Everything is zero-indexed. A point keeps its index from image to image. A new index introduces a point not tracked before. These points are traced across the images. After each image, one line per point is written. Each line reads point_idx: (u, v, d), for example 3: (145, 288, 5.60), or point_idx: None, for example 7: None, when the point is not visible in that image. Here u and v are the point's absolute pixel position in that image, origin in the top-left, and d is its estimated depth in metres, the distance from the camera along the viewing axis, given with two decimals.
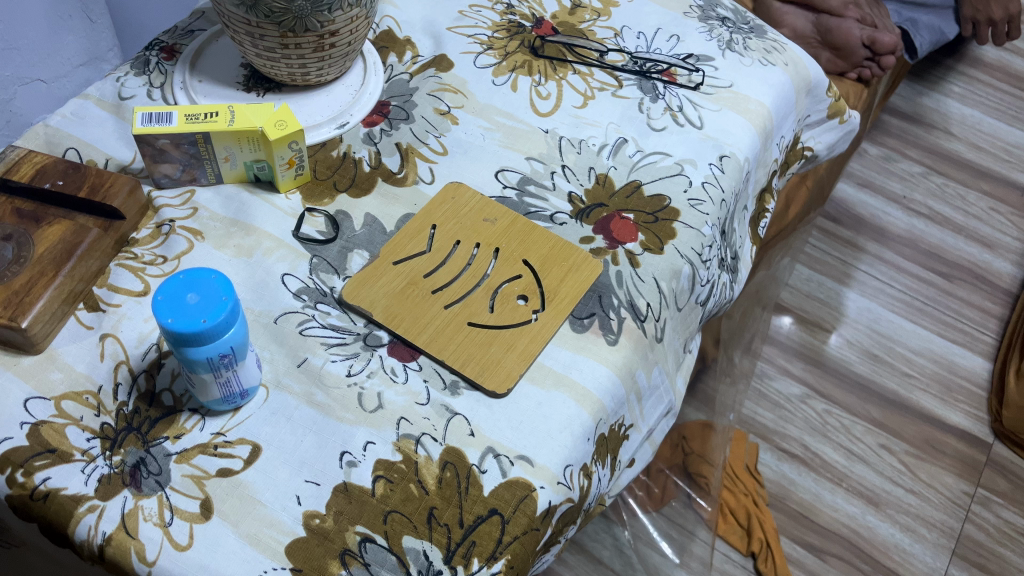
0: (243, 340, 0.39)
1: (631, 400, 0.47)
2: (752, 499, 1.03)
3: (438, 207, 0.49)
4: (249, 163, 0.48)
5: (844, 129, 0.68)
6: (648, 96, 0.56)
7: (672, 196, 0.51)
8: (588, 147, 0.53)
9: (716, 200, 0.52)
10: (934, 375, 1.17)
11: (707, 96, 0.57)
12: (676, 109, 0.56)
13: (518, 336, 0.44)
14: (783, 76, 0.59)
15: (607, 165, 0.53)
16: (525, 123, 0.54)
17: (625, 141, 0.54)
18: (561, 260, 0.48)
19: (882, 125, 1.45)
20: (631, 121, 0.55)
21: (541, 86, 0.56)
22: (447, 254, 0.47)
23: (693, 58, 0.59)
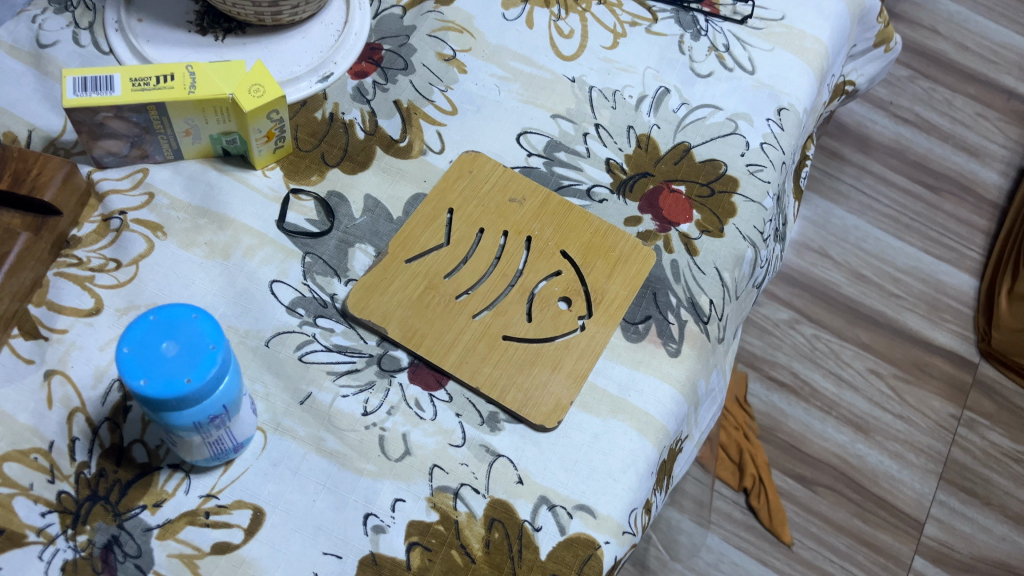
0: (237, 393, 0.31)
1: (690, 412, 0.40)
2: (743, 433, 0.85)
3: (452, 185, 0.40)
4: (216, 135, 0.38)
5: (889, 59, 0.60)
6: (688, 33, 0.47)
7: (727, 161, 0.43)
8: (624, 100, 0.45)
9: (777, 163, 0.44)
10: (920, 291, 0.93)
11: (757, 32, 0.48)
12: (723, 48, 0.47)
13: (567, 351, 0.37)
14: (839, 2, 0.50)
15: (648, 123, 0.44)
16: (547, 71, 0.45)
17: (667, 92, 0.45)
18: (606, 251, 0.40)
19: None
20: (672, 66, 0.46)
21: (561, 21, 0.47)
22: (469, 246, 0.39)
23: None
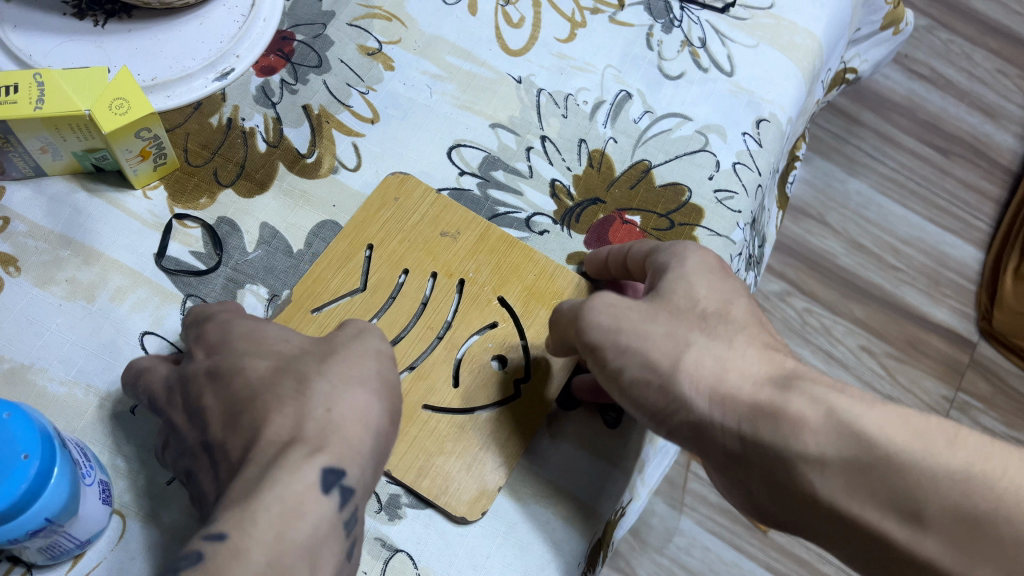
0: (65, 496, 0.25)
1: (635, 481, 0.35)
2: None
3: (374, 211, 0.34)
4: (81, 153, 0.32)
5: (897, 40, 0.53)
6: (658, 23, 0.41)
7: (693, 185, 0.37)
8: (578, 106, 0.38)
9: (752, 188, 0.38)
10: (923, 266, 0.78)
11: (739, 23, 0.41)
12: (698, 43, 0.40)
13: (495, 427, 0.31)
14: None
15: (603, 135, 0.38)
16: (489, 68, 0.39)
17: (628, 97, 0.39)
18: (551, 297, 0.34)
19: None
20: (636, 64, 0.40)
21: (510, 5, 0.40)
22: (390, 292, 0.33)
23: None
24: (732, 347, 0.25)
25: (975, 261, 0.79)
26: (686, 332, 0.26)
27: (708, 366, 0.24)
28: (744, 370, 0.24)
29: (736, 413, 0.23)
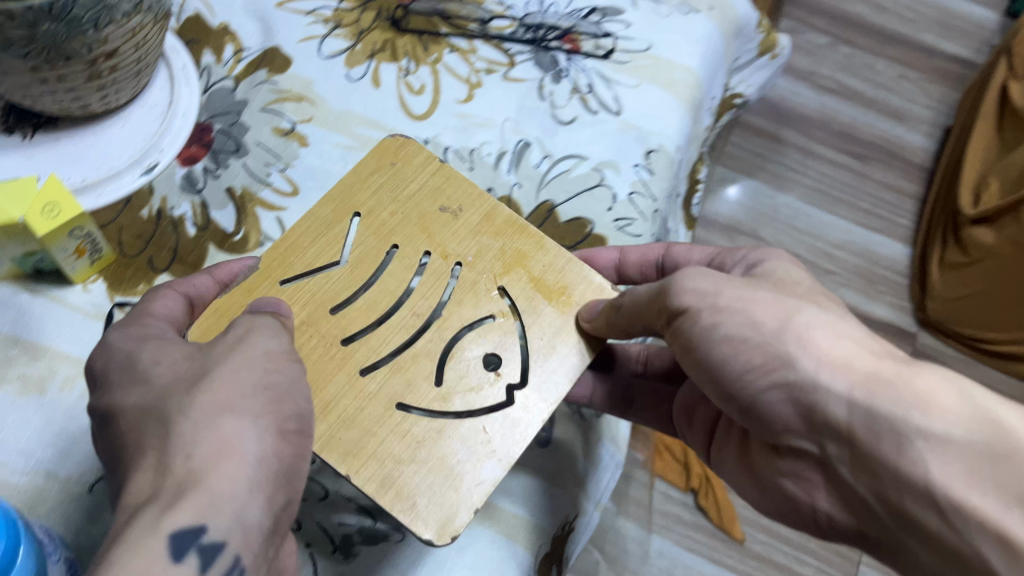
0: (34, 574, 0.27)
1: (578, 496, 0.38)
2: None
3: (378, 178, 0.34)
4: (20, 258, 0.35)
5: (777, 63, 0.58)
6: (549, 75, 0.44)
7: (593, 217, 0.41)
8: (482, 159, 0.42)
9: (648, 214, 0.42)
10: (857, 267, 0.83)
11: (621, 66, 0.45)
12: (585, 89, 0.44)
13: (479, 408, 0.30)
14: (707, 25, 0.47)
15: (508, 183, 0.41)
16: (397, 135, 0.42)
17: (527, 145, 0.42)
18: (552, 291, 0.33)
19: None
20: (532, 115, 0.43)
21: (411, 75, 0.43)
22: (382, 263, 0.33)
23: (598, 11, 0.47)
24: (840, 333, 0.27)
25: (904, 256, 0.84)
26: (796, 304, 0.28)
27: (815, 338, 0.27)
28: (852, 352, 0.26)
29: (852, 378, 0.25)
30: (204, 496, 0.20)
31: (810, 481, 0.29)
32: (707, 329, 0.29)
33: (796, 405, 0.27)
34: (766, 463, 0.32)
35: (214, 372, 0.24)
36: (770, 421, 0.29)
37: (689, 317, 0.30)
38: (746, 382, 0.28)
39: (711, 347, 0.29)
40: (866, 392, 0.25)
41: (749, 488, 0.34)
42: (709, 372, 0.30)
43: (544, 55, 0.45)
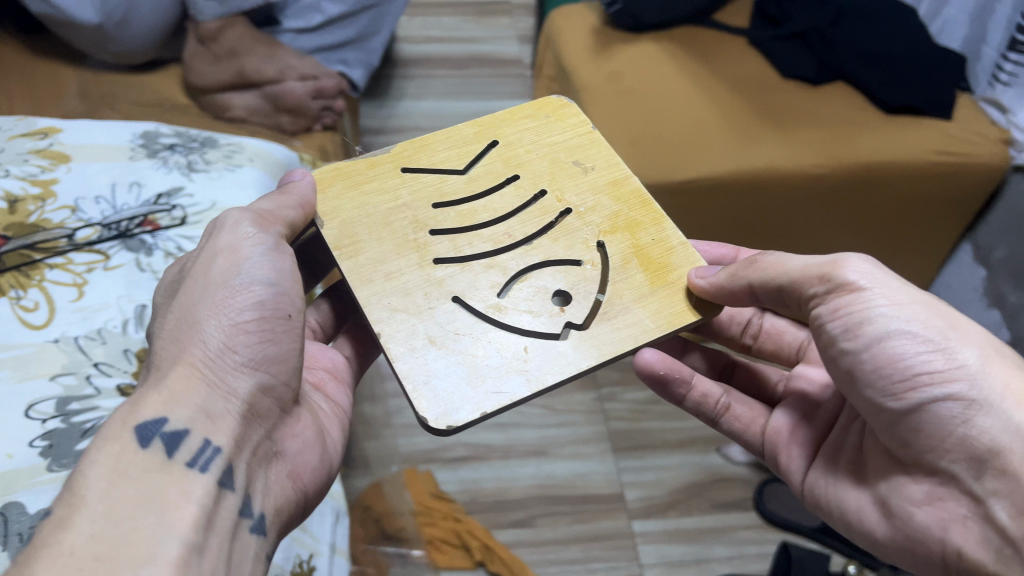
0: None
1: (497, 393, 0.59)
2: (452, 518, 1.08)
3: (563, 136, 0.77)
4: None
5: None
6: (142, 252, 0.79)
7: (436, 219, 0.69)
8: (108, 332, 0.71)
9: (485, 211, 0.70)
10: None
11: (194, 224, 0.82)
12: (174, 249, 0.79)
13: (559, 270, 0.67)
14: (243, 172, 0.87)
15: (137, 339, 0.71)
16: (27, 344, 0.68)
17: (141, 308, 0.74)
18: (653, 257, 0.67)
19: (369, 146, 1.59)
20: (135, 285, 0.76)
21: (26, 300, 0.73)
22: (503, 182, 0.72)
23: (162, 197, 0.84)
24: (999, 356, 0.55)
25: None
26: (986, 350, 0.55)
27: (998, 376, 0.53)
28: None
29: None
30: (174, 394, 0.50)
31: (947, 509, 0.54)
32: (891, 317, 0.56)
33: (963, 421, 0.53)
34: (889, 475, 0.59)
35: (184, 290, 0.57)
36: (930, 427, 0.54)
37: (846, 291, 0.57)
38: (919, 389, 0.54)
39: (890, 347, 0.55)
40: (1012, 406, 0.52)
41: (873, 517, 0.60)
42: (866, 378, 0.56)
43: (131, 239, 0.80)
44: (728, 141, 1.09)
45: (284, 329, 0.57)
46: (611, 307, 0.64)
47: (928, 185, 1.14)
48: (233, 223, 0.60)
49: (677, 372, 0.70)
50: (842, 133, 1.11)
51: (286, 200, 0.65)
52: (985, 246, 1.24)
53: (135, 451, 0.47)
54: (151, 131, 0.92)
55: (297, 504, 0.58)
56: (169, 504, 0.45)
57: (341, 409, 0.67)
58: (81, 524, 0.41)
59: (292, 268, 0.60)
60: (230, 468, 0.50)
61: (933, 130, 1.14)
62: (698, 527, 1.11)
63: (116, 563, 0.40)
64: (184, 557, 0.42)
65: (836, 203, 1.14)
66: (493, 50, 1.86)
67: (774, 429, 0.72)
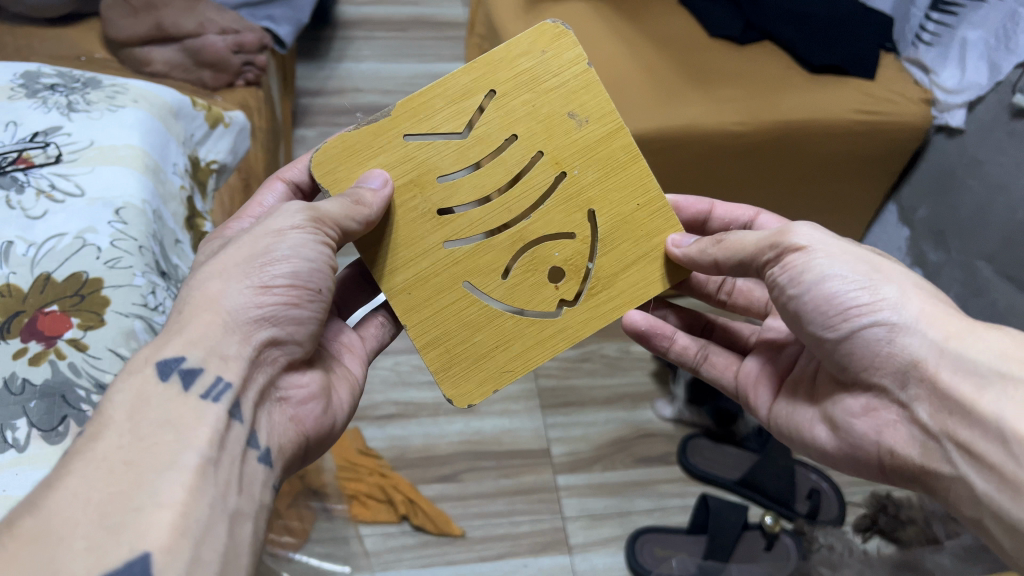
0: None
1: (502, 368, 0.65)
2: (378, 473, 1.09)
3: (565, 75, 0.63)
4: None
5: (235, 129, 0.88)
6: (13, 190, 0.63)
7: (434, 198, 0.63)
8: None
9: (484, 188, 0.64)
10: None
11: (74, 163, 0.66)
12: (49, 188, 0.64)
13: (554, 244, 0.65)
14: (136, 111, 0.72)
15: (4, 273, 0.59)
16: None
17: (11, 244, 0.60)
18: (639, 223, 0.64)
19: (306, 108, 1.58)
20: (8, 221, 0.61)
21: None
22: (501, 143, 0.63)
23: (39, 135, 0.68)
24: (927, 287, 0.53)
25: None
26: (908, 279, 0.53)
27: (917, 299, 0.51)
28: (944, 312, 0.50)
29: (950, 320, 0.50)
30: (193, 336, 0.48)
31: (881, 416, 0.53)
32: (824, 262, 0.53)
33: (889, 342, 0.51)
34: (834, 409, 0.57)
35: (212, 259, 0.54)
36: (866, 351, 0.52)
37: (793, 253, 0.54)
38: (851, 319, 0.52)
39: (824, 286, 0.53)
40: (924, 322, 0.50)
41: (823, 432, 0.59)
42: (805, 317, 0.55)
43: (2, 179, 0.64)
44: (649, 98, 1.09)
45: (311, 301, 0.55)
46: (600, 280, 0.65)
47: (850, 143, 1.16)
48: (291, 208, 0.57)
49: (652, 327, 0.73)
50: (765, 92, 1.12)
51: (359, 209, 0.59)
52: (908, 207, 1.27)
53: (155, 383, 0.46)
54: (32, 70, 0.74)
55: (297, 453, 0.56)
56: (187, 424, 0.44)
57: (353, 379, 0.65)
58: (109, 438, 0.41)
59: (331, 262, 0.57)
60: (243, 403, 0.48)
61: (851, 88, 1.15)
62: (622, 480, 1.13)
63: (143, 469, 0.40)
64: (202, 466, 0.42)
65: (760, 156, 1.14)
66: (436, 12, 1.85)
67: (743, 373, 0.69)
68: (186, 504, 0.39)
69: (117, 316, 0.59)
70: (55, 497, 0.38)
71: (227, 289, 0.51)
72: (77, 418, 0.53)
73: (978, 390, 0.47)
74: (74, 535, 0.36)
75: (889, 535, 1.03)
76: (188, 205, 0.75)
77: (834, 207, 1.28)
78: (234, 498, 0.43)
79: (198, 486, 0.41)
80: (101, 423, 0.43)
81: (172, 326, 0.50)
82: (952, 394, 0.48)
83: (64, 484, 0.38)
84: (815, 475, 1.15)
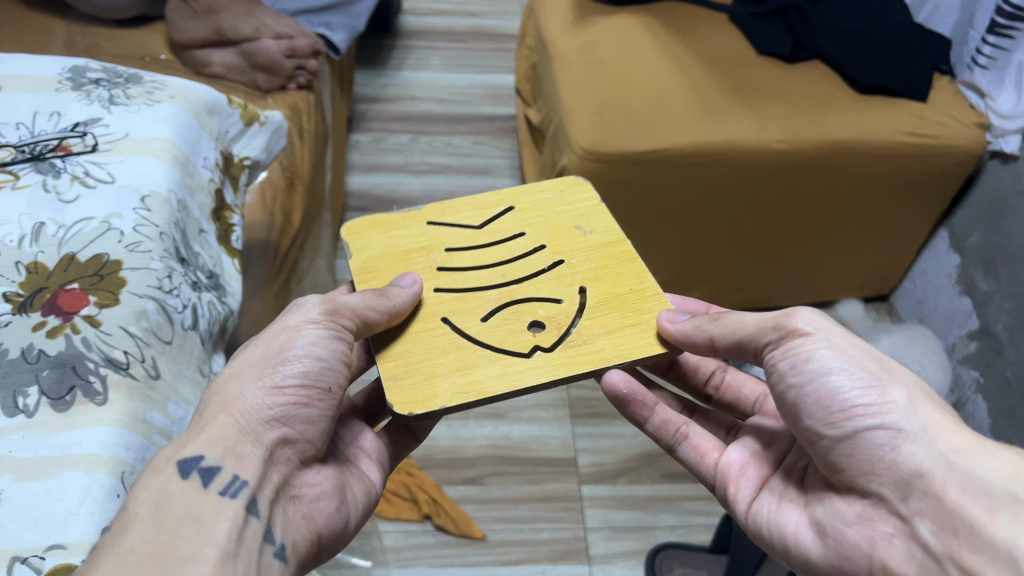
0: None
1: (461, 387, 0.60)
2: (405, 472, 1.10)
3: (576, 205, 0.76)
4: None
5: (272, 127, 0.92)
6: (50, 175, 0.67)
7: (433, 261, 0.71)
8: (6, 245, 0.62)
9: (479, 261, 0.71)
10: None
11: (108, 152, 0.70)
12: (82, 175, 0.68)
13: (540, 304, 0.67)
14: (171, 106, 0.75)
15: (32, 253, 0.63)
16: None
17: (43, 225, 0.64)
18: (630, 303, 0.66)
19: (363, 114, 1.62)
20: (42, 204, 0.65)
21: None
22: (507, 238, 0.73)
23: (80, 125, 0.72)
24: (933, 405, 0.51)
25: None
26: (913, 389, 0.51)
27: (922, 408, 0.49)
28: (952, 431, 0.48)
29: (964, 447, 0.47)
30: (213, 437, 0.51)
31: (877, 528, 0.49)
32: (829, 354, 0.52)
33: (892, 449, 0.49)
34: (825, 518, 0.53)
35: (233, 359, 0.57)
36: (864, 456, 0.50)
37: (795, 338, 0.54)
38: (854, 419, 0.50)
39: (825, 381, 0.51)
40: (933, 434, 0.48)
41: (810, 537, 0.54)
42: (804, 410, 0.53)
43: (43, 164, 0.68)
44: (692, 114, 1.09)
45: (321, 399, 0.56)
46: (580, 336, 0.64)
47: (901, 166, 1.13)
48: (308, 304, 0.59)
49: (635, 394, 0.66)
50: (809, 112, 1.11)
51: (378, 302, 0.62)
52: (960, 233, 1.22)
53: (177, 482, 0.48)
54: (80, 65, 0.79)
55: (311, 552, 0.55)
56: (208, 521, 0.47)
57: (372, 486, 0.63)
58: (136, 531, 0.44)
59: (347, 350, 0.59)
60: (262, 497, 0.50)
61: (907, 112, 1.13)
62: (646, 494, 1.13)
63: (167, 561, 0.43)
64: (221, 559, 0.45)
65: (800, 179, 1.13)
66: (496, 24, 1.88)
67: (727, 462, 0.64)
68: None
69: (131, 296, 0.62)
70: None
71: (244, 391, 0.53)
72: (84, 389, 0.56)
73: (988, 514, 0.44)
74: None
75: None
76: (216, 197, 0.79)
77: (878, 232, 1.26)
78: None
79: None
80: (127, 519, 0.45)
81: (194, 423, 0.53)
82: (956, 513, 0.45)
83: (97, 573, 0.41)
84: None
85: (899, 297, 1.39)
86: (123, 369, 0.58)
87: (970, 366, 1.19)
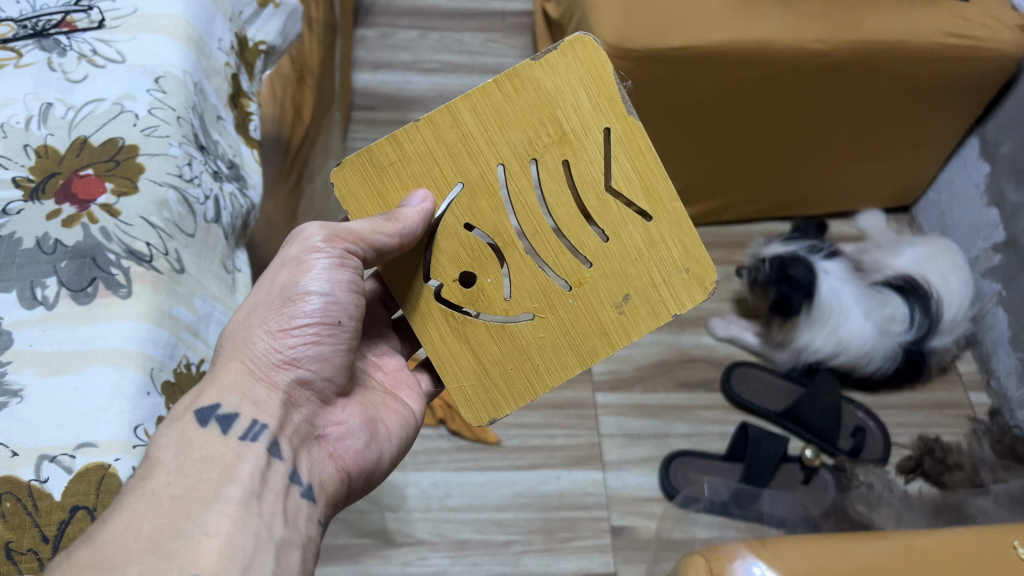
0: None
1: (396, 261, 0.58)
2: None
3: (663, 288, 0.57)
4: None
5: (285, 11, 0.86)
6: (54, 53, 0.63)
7: (539, 154, 0.55)
8: (13, 126, 0.59)
9: (552, 193, 0.56)
10: None
11: (117, 29, 0.65)
12: (90, 53, 0.63)
13: (492, 274, 0.58)
14: None
15: (41, 135, 0.59)
16: None
17: (51, 105, 0.60)
18: (513, 358, 0.59)
19: (368, 7, 1.54)
20: (48, 83, 0.61)
21: None
22: (597, 225, 0.56)
23: None
24: None
25: None
26: None
27: None
28: None
29: None
30: (227, 384, 0.49)
31: None
32: None
33: None
34: None
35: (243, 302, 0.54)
36: None
37: None
38: None
39: None
40: None
41: None
42: None
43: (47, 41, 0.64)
44: (724, 10, 1.03)
45: (334, 335, 0.53)
46: (456, 331, 0.59)
47: (940, 69, 1.08)
48: (310, 233, 0.55)
49: None
50: (846, 9, 1.05)
51: (389, 226, 0.53)
52: (991, 141, 1.18)
53: (195, 429, 0.47)
54: None
55: (341, 492, 0.54)
56: (229, 463, 0.45)
57: (408, 415, 0.62)
58: (158, 476, 0.43)
59: (357, 278, 0.54)
60: (283, 439, 0.49)
61: (949, 11, 1.07)
62: (662, 402, 1.12)
63: (190, 501, 0.42)
64: (245, 498, 0.44)
65: (832, 81, 1.08)
66: None
67: None
68: (231, 533, 0.41)
69: (151, 184, 0.58)
70: (108, 528, 0.39)
71: (253, 337, 0.51)
72: (105, 281, 0.53)
73: None
74: (128, 560, 0.37)
75: (933, 479, 1.07)
76: (232, 83, 0.74)
77: (910, 138, 1.22)
78: (280, 529, 0.44)
79: (242, 517, 0.42)
80: (149, 464, 0.45)
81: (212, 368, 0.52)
82: None
83: (118, 513, 0.40)
84: (863, 414, 1.14)
85: (921, 208, 1.36)
86: (146, 262, 0.55)
87: (992, 279, 1.17)
